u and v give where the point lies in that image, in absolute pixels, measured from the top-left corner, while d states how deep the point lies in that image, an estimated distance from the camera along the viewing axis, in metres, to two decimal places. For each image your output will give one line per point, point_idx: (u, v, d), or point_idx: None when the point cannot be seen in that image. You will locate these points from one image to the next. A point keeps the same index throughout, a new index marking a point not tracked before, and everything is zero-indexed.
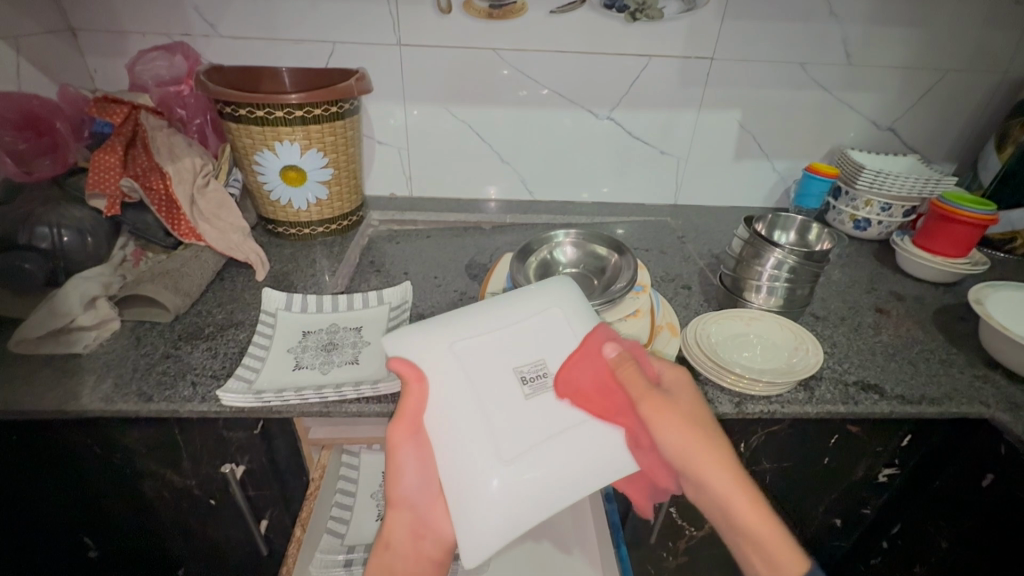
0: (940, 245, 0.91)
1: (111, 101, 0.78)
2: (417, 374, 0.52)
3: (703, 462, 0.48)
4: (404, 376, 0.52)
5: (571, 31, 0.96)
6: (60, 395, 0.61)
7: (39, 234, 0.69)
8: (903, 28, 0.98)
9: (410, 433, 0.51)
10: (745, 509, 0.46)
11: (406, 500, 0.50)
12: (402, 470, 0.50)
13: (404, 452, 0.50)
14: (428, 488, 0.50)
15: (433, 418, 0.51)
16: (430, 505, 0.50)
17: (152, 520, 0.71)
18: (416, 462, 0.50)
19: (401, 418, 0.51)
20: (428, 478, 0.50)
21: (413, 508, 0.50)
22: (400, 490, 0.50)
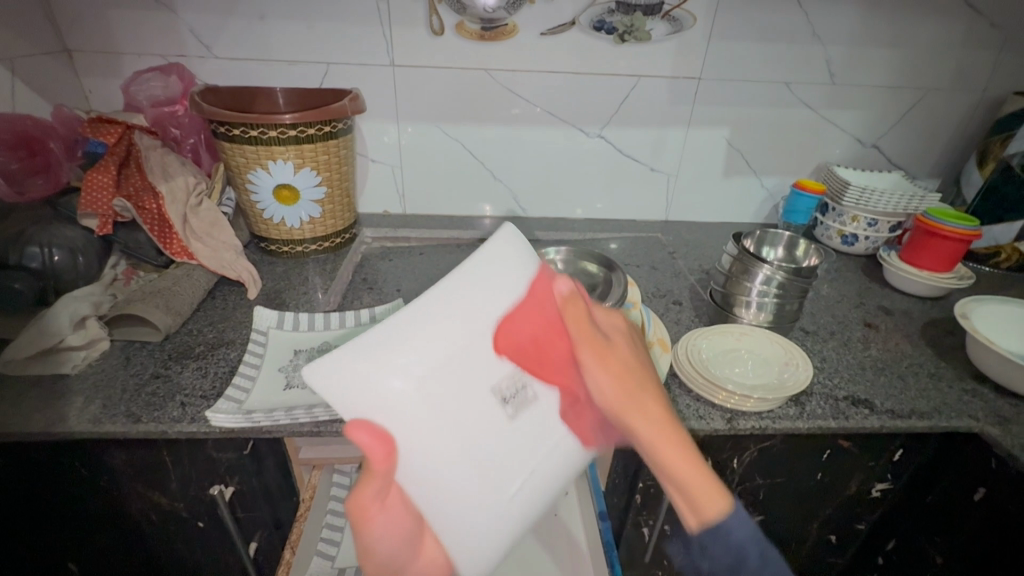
0: (926, 260, 0.92)
1: (105, 122, 0.78)
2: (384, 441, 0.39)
3: (648, 405, 0.46)
4: (365, 452, 0.39)
5: (561, 53, 0.98)
6: (47, 416, 0.60)
7: (29, 253, 0.69)
8: (884, 49, 1.01)
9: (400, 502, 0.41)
10: (671, 451, 0.44)
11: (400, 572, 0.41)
12: (375, 544, 0.39)
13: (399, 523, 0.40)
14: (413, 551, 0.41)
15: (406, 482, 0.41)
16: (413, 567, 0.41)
17: (138, 542, 0.70)
18: (390, 526, 0.39)
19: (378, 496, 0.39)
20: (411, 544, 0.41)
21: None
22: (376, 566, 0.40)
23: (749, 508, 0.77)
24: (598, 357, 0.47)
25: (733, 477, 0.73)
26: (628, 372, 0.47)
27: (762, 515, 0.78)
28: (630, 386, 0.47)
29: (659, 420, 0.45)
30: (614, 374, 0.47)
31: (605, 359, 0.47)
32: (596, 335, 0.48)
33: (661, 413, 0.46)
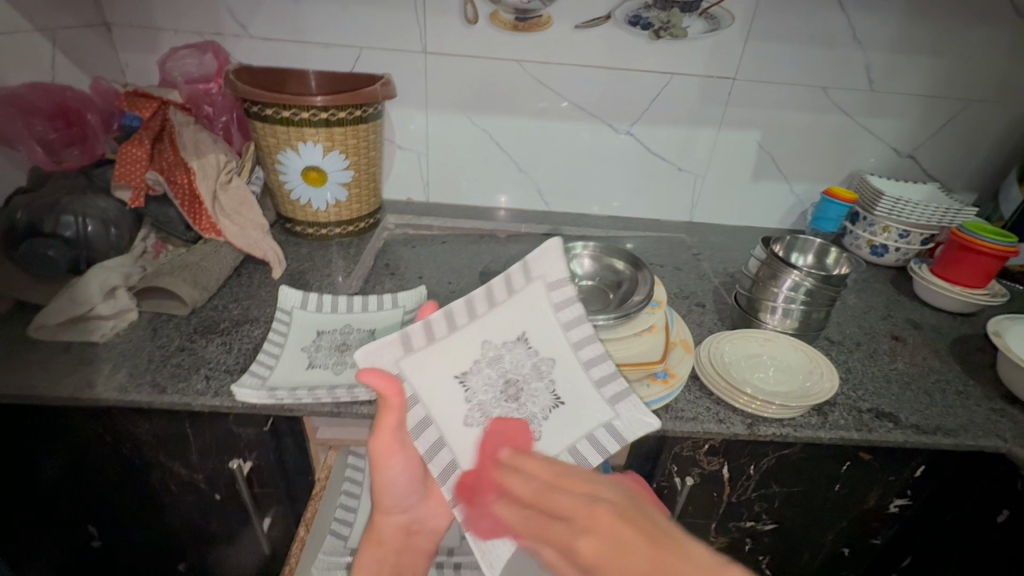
0: (959, 275, 0.90)
1: (141, 96, 0.79)
2: (395, 389, 0.52)
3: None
4: (382, 392, 0.52)
5: (594, 47, 0.97)
6: (75, 382, 0.62)
7: (64, 222, 0.70)
8: (927, 57, 0.99)
9: (394, 445, 0.54)
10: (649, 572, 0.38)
11: (395, 506, 0.58)
12: (390, 478, 0.55)
13: (391, 467, 0.55)
14: (416, 492, 0.57)
15: (415, 426, 0.55)
16: (421, 508, 0.59)
17: (155, 511, 0.71)
18: (400, 466, 0.55)
19: (383, 431, 0.53)
20: (417, 486, 0.57)
21: (404, 514, 0.58)
22: (389, 502, 0.57)
23: (762, 515, 0.76)
24: (603, 559, 0.40)
25: (749, 483, 0.72)
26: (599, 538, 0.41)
27: (775, 523, 0.77)
28: (646, 545, 0.39)
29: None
30: (626, 529, 0.41)
31: (599, 522, 0.42)
32: (581, 492, 0.46)
33: (705, 563, 0.37)
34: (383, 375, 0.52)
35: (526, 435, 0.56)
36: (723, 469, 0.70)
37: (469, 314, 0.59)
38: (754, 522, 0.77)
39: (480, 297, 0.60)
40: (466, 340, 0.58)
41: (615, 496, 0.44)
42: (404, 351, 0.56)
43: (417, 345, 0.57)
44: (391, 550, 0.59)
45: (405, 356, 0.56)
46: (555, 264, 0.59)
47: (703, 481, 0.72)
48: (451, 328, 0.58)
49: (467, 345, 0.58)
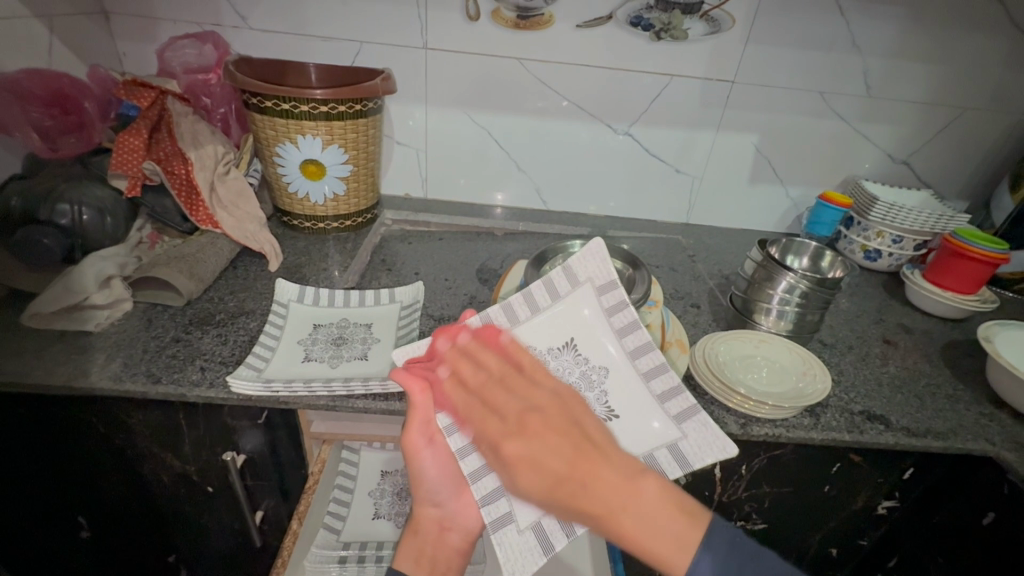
0: (950, 281, 0.91)
1: (140, 85, 0.79)
2: (420, 385, 0.54)
3: (584, 483, 0.43)
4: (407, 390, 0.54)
5: (595, 47, 0.98)
6: (69, 371, 0.61)
7: (59, 210, 0.69)
8: (924, 64, 0.99)
9: (423, 442, 0.56)
10: (595, 482, 0.43)
11: (431, 497, 0.59)
12: (422, 471, 0.58)
13: (424, 460, 0.57)
14: (449, 486, 0.58)
15: (447, 426, 0.54)
16: (456, 504, 0.59)
17: (147, 502, 0.71)
18: (432, 458, 0.57)
19: (413, 428, 0.56)
20: (450, 482, 0.58)
21: (439, 508, 0.59)
22: (425, 494, 0.59)
23: (752, 515, 0.77)
24: (530, 459, 0.44)
25: (740, 483, 0.73)
26: (554, 441, 0.44)
27: (765, 523, 0.78)
28: (571, 450, 0.44)
29: (620, 496, 0.42)
30: (559, 437, 0.44)
31: (540, 424, 0.45)
32: (523, 396, 0.48)
33: (621, 471, 0.43)
34: (411, 374, 0.55)
35: (496, 330, 0.55)
36: (715, 469, 0.71)
37: (508, 317, 0.59)
38: (744, 522, 0.78)
39: (521, 302, 0.60)
40: None
41: (553, 405, 0.47)
42: None
43: None
44: (425, 541, 0.59)
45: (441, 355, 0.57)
46: (600, 263, 0.59)
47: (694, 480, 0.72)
48: None
49: None
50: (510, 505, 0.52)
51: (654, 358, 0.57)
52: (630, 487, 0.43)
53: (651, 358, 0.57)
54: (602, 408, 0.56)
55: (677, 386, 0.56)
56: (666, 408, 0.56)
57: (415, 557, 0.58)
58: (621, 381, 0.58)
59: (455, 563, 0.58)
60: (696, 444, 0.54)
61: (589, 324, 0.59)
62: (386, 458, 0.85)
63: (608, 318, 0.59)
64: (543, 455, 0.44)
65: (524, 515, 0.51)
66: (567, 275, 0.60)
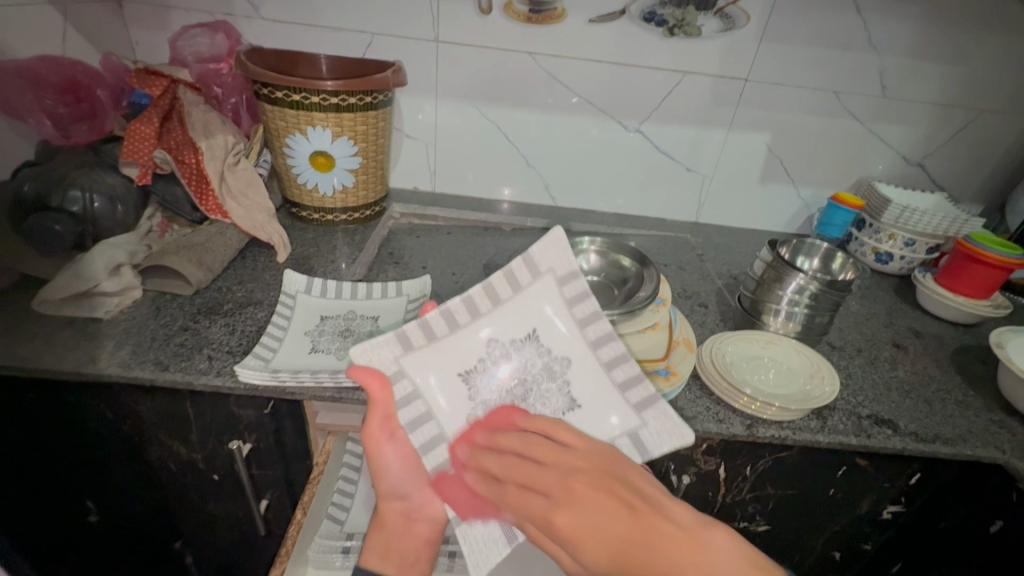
0: (962, 286, 0.90)
1: (152, 73, 0.80)
2: (381, 382, 0.53)
3: (650, 549, 0.39)
4: (365, 386, 0.53)
5: (607, 43, 0.97)
6: (79, 357, 0.62)
7: (71, 197, 0.70)
8: (941, 65, 0.98)
9: (385, 439, 0.56)
10: (661, 544, 0.39)
11: (394, 491, 0.58)
12: (387, 465, 0.57)
13: (386, 456, 0.56)
14: (413, 480, 0.57)
15: (410, 422, 0.54)
16: (420, 497, 0.58)
17: (154, 488, 0.72)
18: (396, 454, 0.56)
19: (374, 425, 0.55)
20: (414, 475, 0.57)
21: (404, 500, 0.58)
22: (388, 487, 0.58)
23: (755, 517, 0.77)
24: (582, 531, 0.42)
25: (744, 485, 0.73)
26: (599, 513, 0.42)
27: (768, 525, 0.77)
28: (618, 510, 0.42)
29: (687, 555, 0.39)
30: (605, 496, 0.43)
31: (583, 494, 0.44)
32: (562, 466, 0.47)
33: (683, 528, 0.40)
34: (369, 371, 0.53)
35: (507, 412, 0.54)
36: (719, 469, 0.71)
37: (469, 312, 0.56)
38: (747, 523, 0.77)
39: (482, 294, 0.56)
40: (468, 337, 0.56)
41: (592, 467, 0.46)
42: (404, 349, 0.54)
43: (415, 344, 0.55)
44: (392, 534, 0.58)
45: (404, 354, 0.54)
46: (561, 255, 0.56)
47: (698, 480, 0.72)
48: (451, 327, 0.55)
49: (473, 342, 0.56)
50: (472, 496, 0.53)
51: (616, 347, 0.56)
52: (694, 543, 0.39)
53: (608, 348, 0.56)
54: (566, 400, 0.55)
55: (638, 375, 0.55)
56: (627, 398, 0.55)
57: (383, 551, 0.58)
58: (583, 373, 0.56)
59: (424, 552, 0.59)
60: (656, 434, 0.54)
61: (550, 314, 0.56)
62: None
63: (569, 308, 0.56)
64: (595, 522, 0.42)
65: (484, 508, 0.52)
66: (528, 266, 0.56)
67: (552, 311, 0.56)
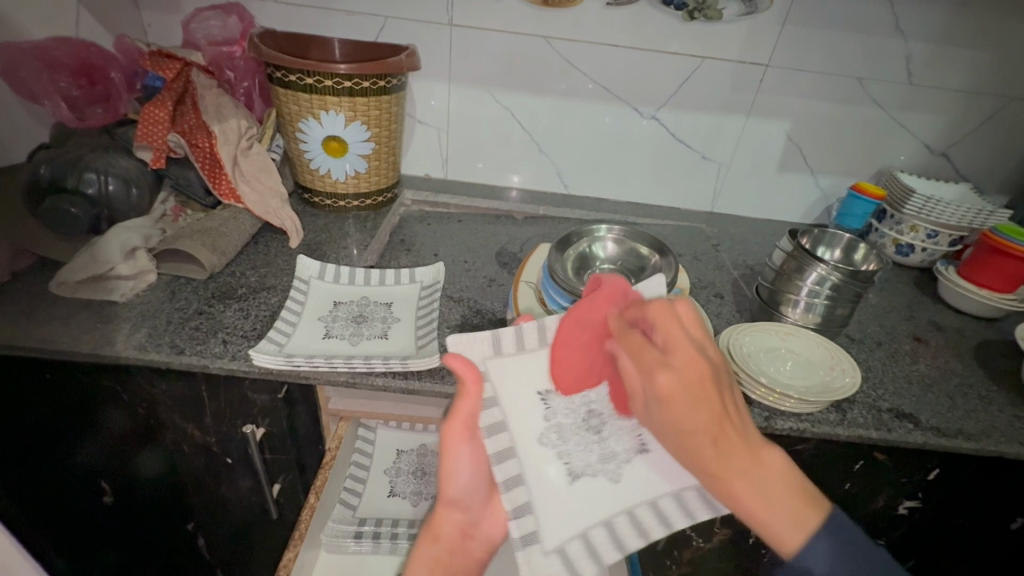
0: (986, 278, 0.88)
1: (165, 56, 0.78)
2: (474, 374, 0.52)
3: (724, 448, 0.38)
4: (461, 373, 0.52)
5: (624, 26, 0.95)
6: (95, 339, 0.62)
7: (87, 179, 0.69)
8: (971, 50, 0.95)
9: (465, 437, 0.52)
10: (732, 440, 0.38)
11: (460, 499, 0.53)
12: (458, 469, 0.52)
13: (460, 457, 0.52)
14: (482, 490, 0.53)
15: (488, 426, 0.54)
16: (481, 513, 0.54)
17: (169, 470, 0.72)
18: (471, 458, 0.53)
19: (457, 419, 0.52)
20: (483, 486, 0.53)
21: (465, 512, 0.53)
22: (452, 493, 0.53)
23: None
24: (672, 400, 0.39)
25: None
26: (683, 392, 0.39)
27: None
28: (713, 411, 0.39)
29: (746, 462, 0.38)
30: (710, 390, 0.40)
31: (691, 378, 0.40)
32: (692, 338, 0.43)
33: (754, 444, 0.38)
34: (462, 359, 0.53)
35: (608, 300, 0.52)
36: None
37: None
38: None
39: None
40: None
41: (693, 367, 0.41)
42: (494, 351, 0.56)
43: (505, 349, 0.56)
44: (445, 550, 0.53)
45: (494, 356, 0.55)
46: (656, 293, 0.56)
47: None
48: (542, 341, 0.57)
49: None
50: (538, 522, 0.52)
51: None
52: (759, 456, 0.38)
53: None
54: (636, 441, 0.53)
55: None
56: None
57: (431, 569, 0.51)
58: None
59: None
60: None
61: None
62: (401, 437, 0.85)
63: None
64: (688, 395, 0.39)
65: (551, 537, 0.51)
66: None
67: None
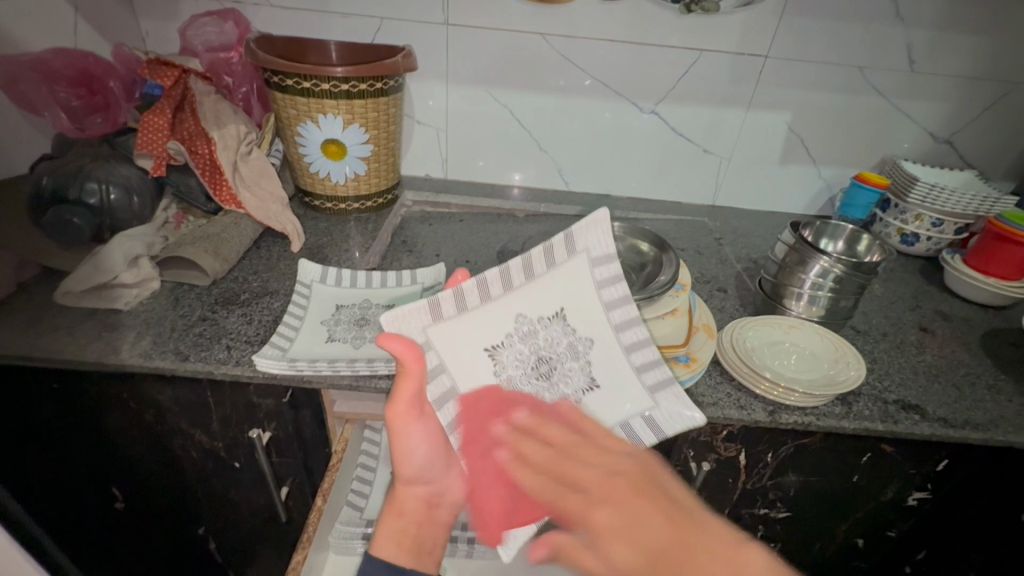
0: (993, 266, 0.87)
1: (163, 63, 0.80)
2: (415, 355, 0.51)
3: (695, 559, 0.39)
4: (399, 356, 0.51)
5: (621, 21, 0.94)
6: (100, 348, 0.63)
7: (88, 189, 0.70)
8: (972, 36, 0.94)
9: (411, 418, 0.54)
10: (699, 546, 0.40)
11: (418, 476, 0.57)
12: (411, 449, 0.56)
13: (411, 435, 0.55)
14: (439, 463, 0.57)
15: (437, 398, 0.55)
16: (445, 481, 0.58)
17: (177, 476, 0.73)
18: (423, 436, 0.55)
19: (401, 401, 0.53)
20: (439, 459, 0.57)
21: (429, 485, 0.58)
22: (412, 472, 0.57)
23: (776, 503, 0.75)
24: (618, 527, 0.43)
25: (765, 471, 0.72)
26: (615, 518, 0.43)
27: (788, 511, 0.76)
28: (667, 520, 0.42)
29: (724, 561, 0.39)
30: (649, 501, 0.44)
31: (624, 484, 0.46)
32: (604, 465, 0.48)
33: (721, 542, 0.40)
34: (400, 342, 0.51)
35: (506, 403, 0.56)
36: (740, 455, 0.69)
37: (503, 284, 0.57)
38: (768, 509, 0.76)
39: (517, 268, 0.57)
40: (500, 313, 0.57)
41: (631, 470, 0.47)
42: (434, 318, 0.56)
43: (446, 314, 0.56)
44: (412, 521, 0.58)
45: (433, 323, 0.56)
46: (602, 237, 0.57)
47: (718, 466, 0.71)
48: (484, 298, 0.57)
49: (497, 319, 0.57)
50: (493, 478, 0.54)
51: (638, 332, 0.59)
52: (733, 555, 0.39)
53: (628, 333, 0.59)
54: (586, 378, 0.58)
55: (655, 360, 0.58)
56: (643, 378, 0.58)
57: (398, 538, 0.57)
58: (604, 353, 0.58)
59: (440, 537, 0.60)
60: (670, 415, 0.57)
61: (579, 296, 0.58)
62: None
63: (598, 292, 0.58)
64: (618, 494, 0.45)
65: None
66: (566, 244, 0.58)
67: (582, 296, 0.58)
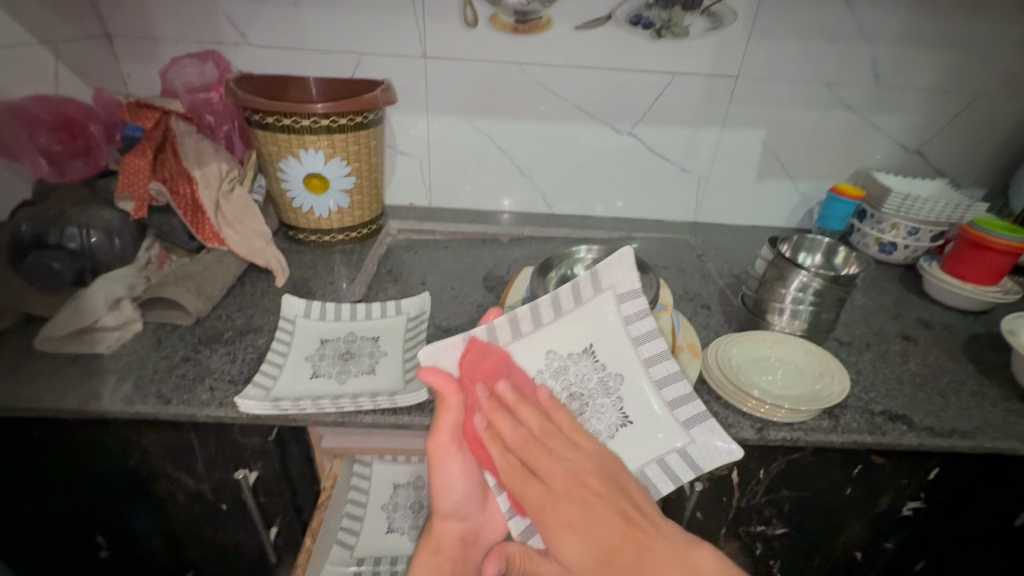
0: (968, 272, 0.89)
1: (144, 106, 0.78)
2: (453, 387, 0.54)
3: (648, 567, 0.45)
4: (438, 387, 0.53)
5: (594, 47, 0.97)
6: (80, 395, 0.62)
7: (68, 234, 0.71)
8: (933, 51, 0.97)
9: (450, 451, 0.56)
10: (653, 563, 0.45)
11: (455, 511, 0.59)
12: (450, 483, 0.57)
13: (448, 470, 0.57)
14: (475, 500, 0.59)
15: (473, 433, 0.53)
16: (480, 517, 0.61)
17: (163, 520, 0.71)
18: (461, 470, 0.57)
19: (443, 433, 0.55)
20: (474, 494, 0.59)
21: (464, 521, 0.60)
22: (449, 507, 0.59)
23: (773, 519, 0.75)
24: (571, 526, 0.48)
25: (758, 488, 0.71)
26: (577, 526, 0.48)
27: (784, 527, 0.76)
28: (620, 530, 0.47)
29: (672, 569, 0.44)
30: (606, 507, 0.48)
31: (577, 489, 0.49)
32: (561, 457, 0.50)
33: (676, 553, 0.45)
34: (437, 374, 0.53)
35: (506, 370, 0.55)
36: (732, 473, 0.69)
37: (533, 321, 0.56)
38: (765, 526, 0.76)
39: (546, 305, 0.57)
40: (530, 349, 0.56)
41: (589, 464, 0.50)
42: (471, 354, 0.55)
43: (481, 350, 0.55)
44: (447, 559, 0.59)
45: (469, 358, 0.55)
46: (625, 274, 0.54)
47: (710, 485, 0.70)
48: (515, 334, 0.56)
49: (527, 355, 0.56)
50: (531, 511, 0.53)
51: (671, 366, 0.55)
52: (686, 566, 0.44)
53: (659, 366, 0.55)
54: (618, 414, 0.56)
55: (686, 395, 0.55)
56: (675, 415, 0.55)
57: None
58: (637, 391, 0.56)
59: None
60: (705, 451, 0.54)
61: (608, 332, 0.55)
62: (398, 471, 0.84)
63: (626, 327, 0.55)
64: (565, 508, 0.49)
65: None
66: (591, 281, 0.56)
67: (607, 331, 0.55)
